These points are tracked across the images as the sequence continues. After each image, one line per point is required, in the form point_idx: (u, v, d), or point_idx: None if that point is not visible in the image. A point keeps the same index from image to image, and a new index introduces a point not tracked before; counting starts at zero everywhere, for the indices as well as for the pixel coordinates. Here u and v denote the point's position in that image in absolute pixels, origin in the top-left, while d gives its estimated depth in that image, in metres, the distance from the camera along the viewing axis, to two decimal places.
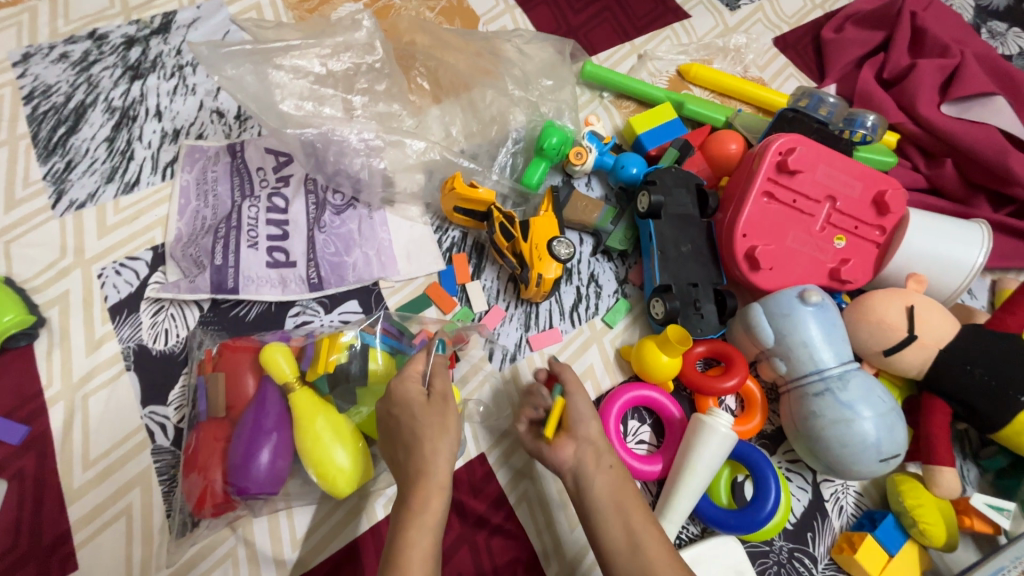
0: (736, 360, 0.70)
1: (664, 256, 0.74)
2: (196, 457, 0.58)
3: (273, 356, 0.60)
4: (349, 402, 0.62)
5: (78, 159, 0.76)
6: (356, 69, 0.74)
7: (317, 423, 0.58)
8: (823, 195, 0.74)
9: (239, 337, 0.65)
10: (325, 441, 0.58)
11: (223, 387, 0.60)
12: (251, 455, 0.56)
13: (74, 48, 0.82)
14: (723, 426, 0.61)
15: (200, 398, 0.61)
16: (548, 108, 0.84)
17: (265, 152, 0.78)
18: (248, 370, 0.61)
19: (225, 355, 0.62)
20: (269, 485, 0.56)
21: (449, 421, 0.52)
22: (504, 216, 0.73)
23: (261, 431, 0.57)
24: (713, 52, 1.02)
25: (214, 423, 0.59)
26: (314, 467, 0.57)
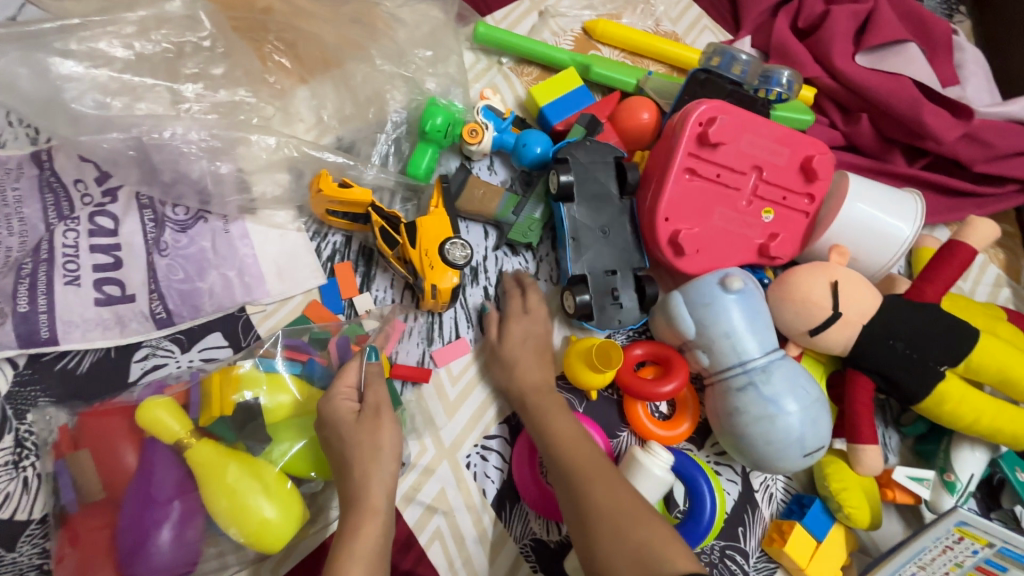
0: (676, 364, 0.65)
1: (579, 243, 0.66)
2: (76, 551, 0.49)
3: (152, 413, 0.51)
4: (263, 442, 0.54)
5: None
6: (179, 51, 0.60)
7: (230, 474, 0.50)
8: (749, 166, 0.67)
9: (103, 401, 0.54)
10: (244, 492, 0.50)
11: (92, 466, 0.51)
12: (150, 534, 0.48)
13: None
14: (660, 468, 0.57)
15: (64, 487, 0.50)
16: (434, 82, 0.73)
17: (81, 159, 0.62)
18: (123, 438, 0.51)
19: (87, 425, 0.52)
20: (180, 563, 0.50)
21: (382, 439, 0.52)
22: (385, 218, 0.62)
23: (156, 506, 0.49)
24: (621, 5, 0.92)
25: (91, 510, 0.50)
26: (235, 528, 0.50)
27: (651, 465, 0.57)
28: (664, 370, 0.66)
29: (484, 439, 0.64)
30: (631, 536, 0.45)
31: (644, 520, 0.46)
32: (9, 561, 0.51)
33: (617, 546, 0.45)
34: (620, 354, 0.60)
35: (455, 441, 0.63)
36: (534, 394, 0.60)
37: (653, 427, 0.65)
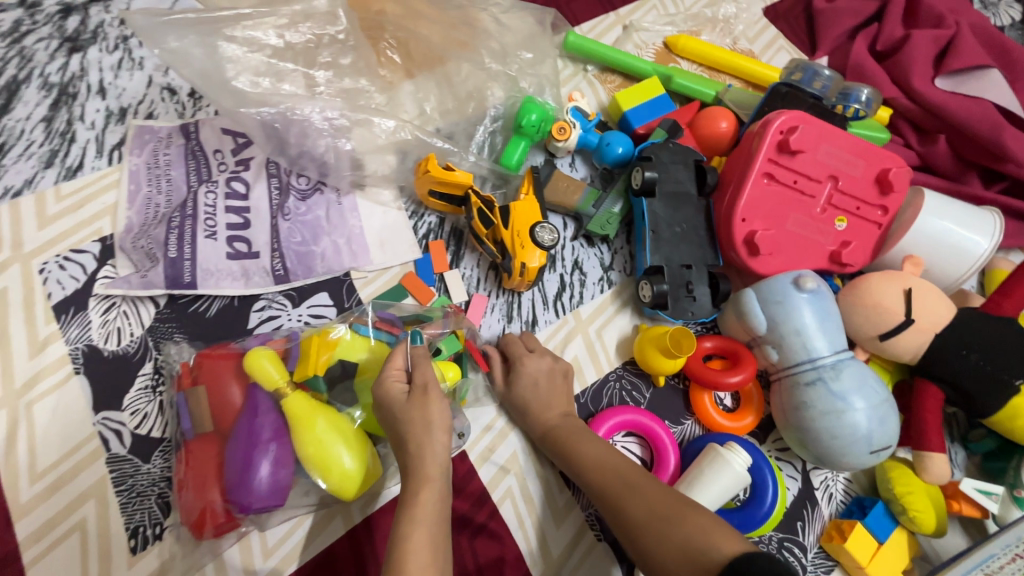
0: (744, 358, 0.67)
1: (658, 236, 0.70)
2: (190, 475, 0.54)
3: (258, 362, 0.56)
4: (348, 402, 0.59)
5: (11, 141, 0.69)
6: (317, 42, 0.68)
7: (318, 425, 0.54)
8: (825, 175, 0.70)
9: (218, 345, 0.61)
10: (329, 443, 0.54)
11: (206, 401, 0.56)
12: (251, 465, 0.52)
13: (4, 17, 0.74)
14: (739, 464, 0.59)
15: (183, 416, 0.56)
16: (528, 83, 0.79)
17: (222, 133, 0.71)
18: (230, 378, 0.57)
19: (204, 365, 0.58)
20: (273, 498, 0.53)
21: (432, 415, 0.51)
22: (483, 201, 0.69)
23: (258, 442, 0.53)
24: (701, 23, 0.97)
25: (203, 441, 0.55)
26: (319, 473, 0.54)
27: (731, 460, 0.60)
28: (731, 363, 0.69)
29: None
30: (675, 536, 0.46)
31: (687, 517, 0.47)
32: (143, 471, 0.58)
33: (663, 545, 0.46)
34: (692, 341, 0.64)
35: None
36: (557, 430, 0.62)
37: (718, 417, 0.68)
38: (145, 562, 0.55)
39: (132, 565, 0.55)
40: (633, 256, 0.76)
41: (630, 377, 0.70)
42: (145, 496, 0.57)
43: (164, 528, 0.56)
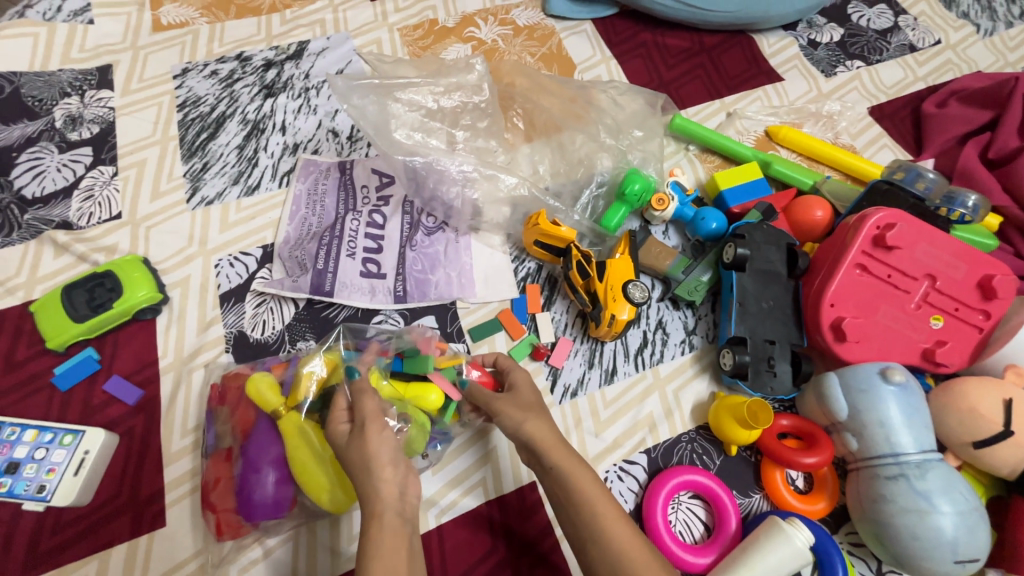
0: (821, 441, 0.68)
1: (744, 309, 0.74)
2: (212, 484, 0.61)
3: (256, 387, 0.61)
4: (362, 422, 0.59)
5: (212, 161, 0.86)
6: (462, 107, 0.81)
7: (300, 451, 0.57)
8: (921, 273, 0.71)
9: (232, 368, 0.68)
10: (311, 468, 0.56)
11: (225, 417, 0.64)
12: (254, 484, 0.57)
13: (223, 67, 0.95)
14: (801, 540, 0.59)
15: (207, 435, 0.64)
16: (635, 156, 0.88)
17: (372, 172, 0.85)
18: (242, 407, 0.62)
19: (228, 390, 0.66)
20: (274, 511, 0.58)
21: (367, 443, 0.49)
22: (582, 254, 0.76)
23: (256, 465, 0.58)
24: (804, 116, 1.02)
25: (218, 459, 0.62)
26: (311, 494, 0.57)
27: (791, 535, 0.60)
28: (807, 445, 0.69)
29: (626, 462, 0.71)
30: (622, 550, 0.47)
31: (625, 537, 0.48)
32: None
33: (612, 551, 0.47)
34: (769, 416, 0.66)
35: (599, 454, 0.71)
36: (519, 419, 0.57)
37: (789, 496, 0.67)
38: None
39: None
40: (717, 324, 0.80)
41: (702, 441, 0.72)
42: None
43: None
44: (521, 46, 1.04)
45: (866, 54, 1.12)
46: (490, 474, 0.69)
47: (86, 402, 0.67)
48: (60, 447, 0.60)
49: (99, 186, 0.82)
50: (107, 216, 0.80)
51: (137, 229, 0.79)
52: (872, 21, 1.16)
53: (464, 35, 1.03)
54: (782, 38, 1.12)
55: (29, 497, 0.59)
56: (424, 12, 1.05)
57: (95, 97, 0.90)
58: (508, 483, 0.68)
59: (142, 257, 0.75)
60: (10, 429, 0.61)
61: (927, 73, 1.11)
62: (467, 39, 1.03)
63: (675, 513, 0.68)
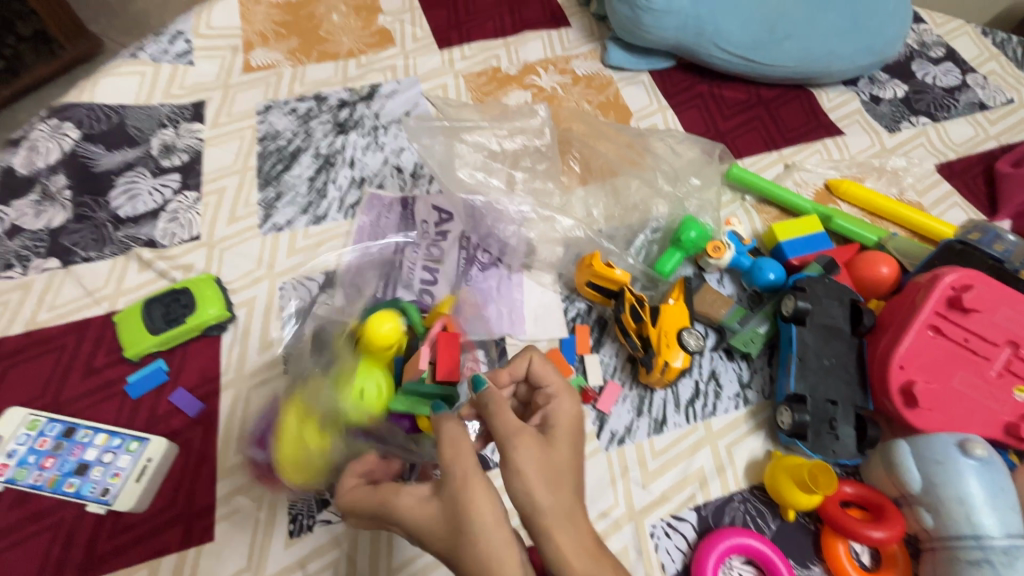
0: (891, 514, 0.63)
1: (804, 365, 0.71)
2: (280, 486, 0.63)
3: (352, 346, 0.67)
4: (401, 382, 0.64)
5: (285, 191, 0.92)
6: (524, 150, 0.86)
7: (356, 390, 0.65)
8: (1002, 339, 0.67)
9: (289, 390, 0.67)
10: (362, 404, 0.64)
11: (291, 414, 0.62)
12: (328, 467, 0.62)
13: (301, 105, 1.03)
14: None
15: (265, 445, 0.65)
16: (691, 204, 0.88)
17: (432, 208, 0.87)
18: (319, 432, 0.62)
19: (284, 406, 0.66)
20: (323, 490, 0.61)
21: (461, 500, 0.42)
22: (635, 298, 0.75)
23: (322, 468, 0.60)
24: (867, 171, 1.01)
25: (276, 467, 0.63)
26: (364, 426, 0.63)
27: None
28: (875, 517, 0.64)
29: (673, 518, 0.68)
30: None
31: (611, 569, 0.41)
32: None
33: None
34: (835, 482, 0.62)
35: (646, 506, 0.68)
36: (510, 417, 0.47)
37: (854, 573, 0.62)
38: (298, 547, 0.63)
39: (288, 546, 0.63)
40: (773, 378, 0.77)
41: (756, 503, 0.68)
42: (308, 489, 0.66)
43: (316, 521, 0.64)
44: (579, 94, 1.08)
45: (932, 110, 1.10)
46: None
47: (152, 412, 0.70)
48: (126, 453, 0.64)
49: (183, 210, 0.89)
50: (187, 237, 0.86)
51: (212, 250, 0.85)
52: (938, 79, 1.15)
53: (525, 83, 1.08)
54: (842, 93, 1.12)
55: (94, 500, 0.62)
56: (488, 60, 1.12)
57: (188, 129, 0.99)
58: None
59: (215, 277, 0.80)
60: (84, 431, 0.65)
61: (999, 131, 1.08)
62: (528, 86, 1.08)
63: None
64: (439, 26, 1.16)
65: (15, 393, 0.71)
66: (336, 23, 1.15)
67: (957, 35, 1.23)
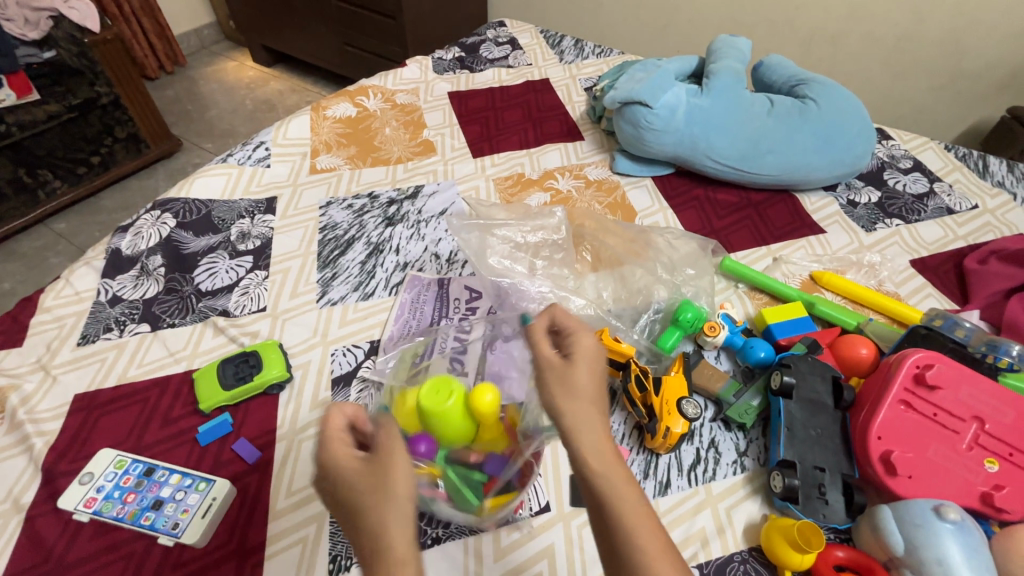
0: None
1: (792, 434, 0.80)
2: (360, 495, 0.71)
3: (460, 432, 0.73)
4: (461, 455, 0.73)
5: (339, 272, 1.08)
6: (543, 242, 1.01)
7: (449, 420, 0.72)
8: (969, 415, 0.75)
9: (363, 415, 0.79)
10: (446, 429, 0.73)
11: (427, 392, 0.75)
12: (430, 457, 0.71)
13: (356, 201, 1.23)
14: None
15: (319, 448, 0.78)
16: (688, 290, 1.01)
17: (465, 288, 1.03)
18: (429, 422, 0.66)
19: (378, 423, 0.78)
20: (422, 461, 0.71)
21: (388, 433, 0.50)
22: (640, 370, 0.86)
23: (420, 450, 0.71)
24: (847, 264, 1.13)
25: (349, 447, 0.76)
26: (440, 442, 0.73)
27: None
28: None
29: None
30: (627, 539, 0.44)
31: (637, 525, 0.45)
32: None
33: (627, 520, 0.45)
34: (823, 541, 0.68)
35: None
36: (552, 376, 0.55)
37: None
38: None
39: None
40: (767, 447, 0.85)
41: (755, 563, 0.74)
42: (347, 533, 0.74)
43: (353, 562, 0.72)
44: (591, 196, 1.26)
45: (904, 213, 1.25)
46: (546, 567, 0.73)
47: (217, 458, 0.80)
48: (195, 491, 0.74)
49: (254, 286, 1.05)
50: (256, 308, 1.01)
51: (276, 320, 0.99)
52: (907, 187, 1.31)
53: (544, 186, 1.27)
54: (823, 198, 1.28)
55: (164, 532, 0.71)
56: (514, 167, 1.32)
57: (261, 219, 1.18)
58: None
59: (279, 343, 0.94)
60: (161, 472, 0.76)
61: (967, 232, 1.21)
62: (547, 188, 1.27)
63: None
64: (473, 138, 1.39)
65: (104, 438, 0.82)
66: (388, 135, 1.39)
67: (923, 150, 1.42)
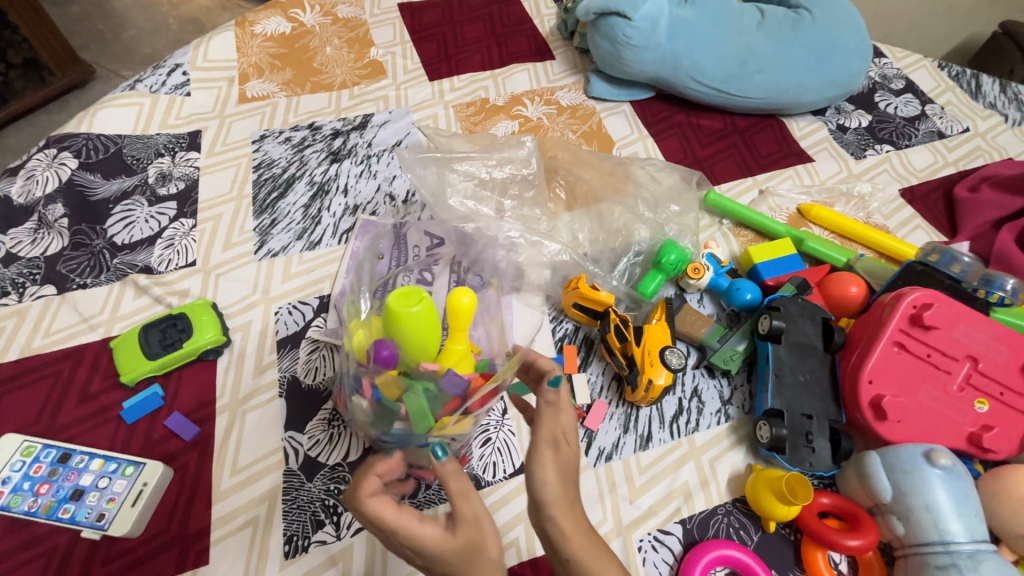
0: (864, 522, 0.66)
1: (780, 381, 0.75)
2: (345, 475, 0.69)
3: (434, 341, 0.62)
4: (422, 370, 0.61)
5: (280, 218, 0.95)
6: (511, 178, 0.89)
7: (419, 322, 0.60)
8: (962, 354, 0.71)
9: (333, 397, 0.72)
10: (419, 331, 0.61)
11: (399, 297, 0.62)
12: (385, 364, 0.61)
13: (295, 134, 1.06)
14: None
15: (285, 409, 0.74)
16: (671, 228, 0.93)
17: (424, 233, 0.89)
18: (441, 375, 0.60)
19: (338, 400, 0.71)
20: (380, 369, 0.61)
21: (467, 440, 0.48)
22: (619, 319, 0.79)
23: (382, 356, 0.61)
24: (836, 195, 1.06)
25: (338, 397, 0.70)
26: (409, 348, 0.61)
27: None
28: (850, 526, 0.67)
29: (660, 532, 0.70)
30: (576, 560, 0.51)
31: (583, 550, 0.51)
32: (305, 488, 0.69)
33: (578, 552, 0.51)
34: (810, 491, 0.65)
35: (634, 521, 0.70)
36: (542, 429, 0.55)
37: None
38: (293, 569, 0.64)
39: (282, 568, 0.64)
40: (753, 394, 0.80)
41: (739, 515, 0.71)
42: (303, 510, 0.67)
43: (311, 542, 0.66)
44: (564, 124, 1.13)
45: (895, 139, 1.17)
46: (522, 533, 0.69)
47: (148, 436, 0.71)
48: (122, 478, 0.65)
49: (179, 237, 0.91)
50: (183, 263, 0.88)
51: (208, 276, 0.87)
52: (899, 109, 1.22)
53: (512, 113, 1.13)
54: (811, 122, 1.18)
55: (88, 525, 0.62)
56: (476, 91, 1.17)
57: (184, 158, 1.01)
58: (540, 545, 0.68)
59: (211, 302, 0.82)
60: (80, 457, 0.66)
61: (957, 158, 1.15)
62: (515, 116, 1.13)
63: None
64: (429, 58, 1.21)
65: (11, 420, 0.71)
66: (330, 55, 1.20)
67: (916, 68, 1.32)
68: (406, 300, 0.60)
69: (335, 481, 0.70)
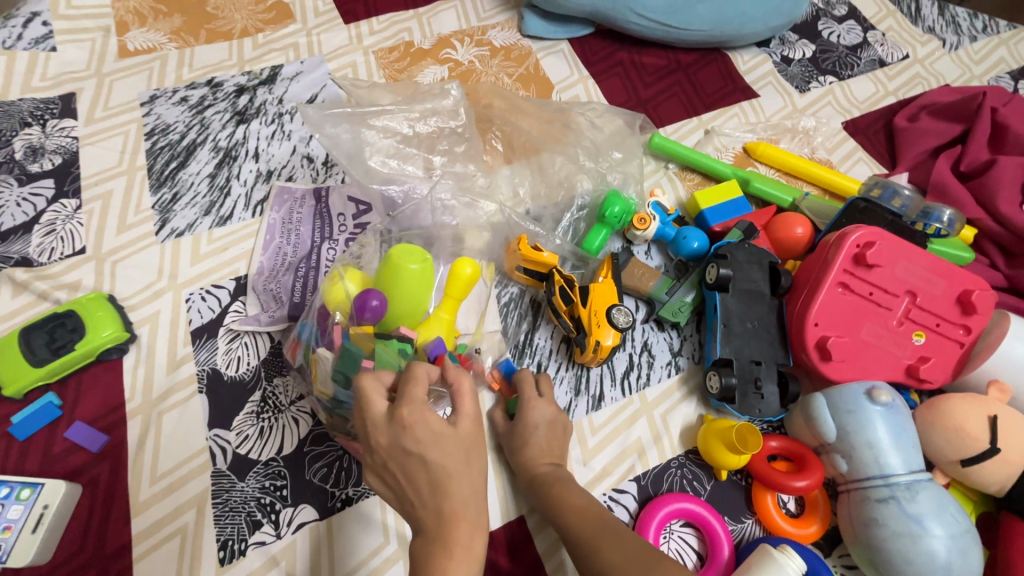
0: (810, 462, 0.67)
1: (729, 331, 0.73)
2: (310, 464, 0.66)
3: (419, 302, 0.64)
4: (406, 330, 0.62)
5: (182, 192, 0.83)
6: (439, 132, 0.81)
7: (410, 280, 0.62)
8: (902, 290, 0.72)
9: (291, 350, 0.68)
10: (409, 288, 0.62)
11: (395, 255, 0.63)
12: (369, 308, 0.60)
13: (192, 93, 0.93)
14: (793, 568, 0.57)
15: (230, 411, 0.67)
16: (614, 177, 0.88)
17: (347, 199, 0.82)
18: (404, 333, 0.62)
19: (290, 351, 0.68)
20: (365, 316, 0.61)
21: (425, 430, 0.45)
22: (565, 279, 0.74)
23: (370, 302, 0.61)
24: (781, 132, 1.04)
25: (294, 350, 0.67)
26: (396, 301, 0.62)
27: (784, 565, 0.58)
28: (797, 467, 0.68)
29: (615, 491, 0.69)
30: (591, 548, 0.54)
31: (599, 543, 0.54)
32: (238, 488, 0.64)
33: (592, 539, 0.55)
34: (759, 438, 0.65)
35: (589, 483, 0.69)
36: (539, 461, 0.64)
37: (781, 521, 0.66)
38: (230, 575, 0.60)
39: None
40: (702, 343, 0.79)
41: (692, 466, 0.71)
42: (237, 513, 0.62)
43: (249, 544, 0.61)
44: (498, 67, 1.04)
45: (838, 69, 1.14)
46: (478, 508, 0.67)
47: (47, 452, 0.63)
48: (16, 503, 0.57)
49: (62, 221, 0.79)
50: (70, 251, 0.77)
51: (102, 264, 0.76)
52: (842, 37, 1.19)
53: (440, 57, 1.03)
54: (756, 55, 1.13)
55: None
56: (399, 33, 1.05)
57: (58, 127, 0.87)
58: (494, 517, 0.66)
59: (108, 294, 0.72)
60: None
61: (897, 87, 1.14)
62: (444, 60, 1.03)
63: (668, 543, 0.66)
64: None
65: None
66: None
67: None
68: (409, 257, 0.62)
69: (270, 477, 0.65)
